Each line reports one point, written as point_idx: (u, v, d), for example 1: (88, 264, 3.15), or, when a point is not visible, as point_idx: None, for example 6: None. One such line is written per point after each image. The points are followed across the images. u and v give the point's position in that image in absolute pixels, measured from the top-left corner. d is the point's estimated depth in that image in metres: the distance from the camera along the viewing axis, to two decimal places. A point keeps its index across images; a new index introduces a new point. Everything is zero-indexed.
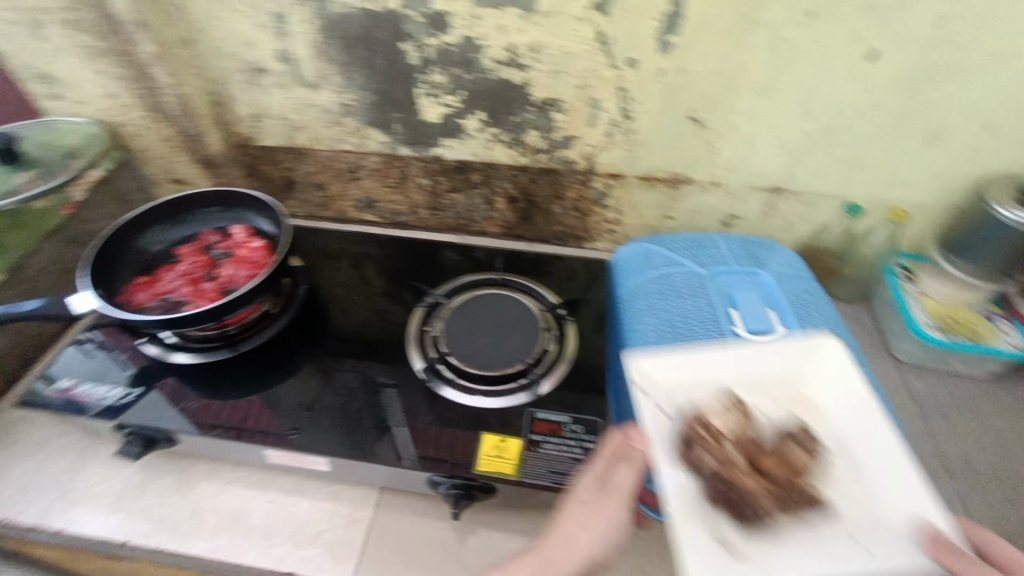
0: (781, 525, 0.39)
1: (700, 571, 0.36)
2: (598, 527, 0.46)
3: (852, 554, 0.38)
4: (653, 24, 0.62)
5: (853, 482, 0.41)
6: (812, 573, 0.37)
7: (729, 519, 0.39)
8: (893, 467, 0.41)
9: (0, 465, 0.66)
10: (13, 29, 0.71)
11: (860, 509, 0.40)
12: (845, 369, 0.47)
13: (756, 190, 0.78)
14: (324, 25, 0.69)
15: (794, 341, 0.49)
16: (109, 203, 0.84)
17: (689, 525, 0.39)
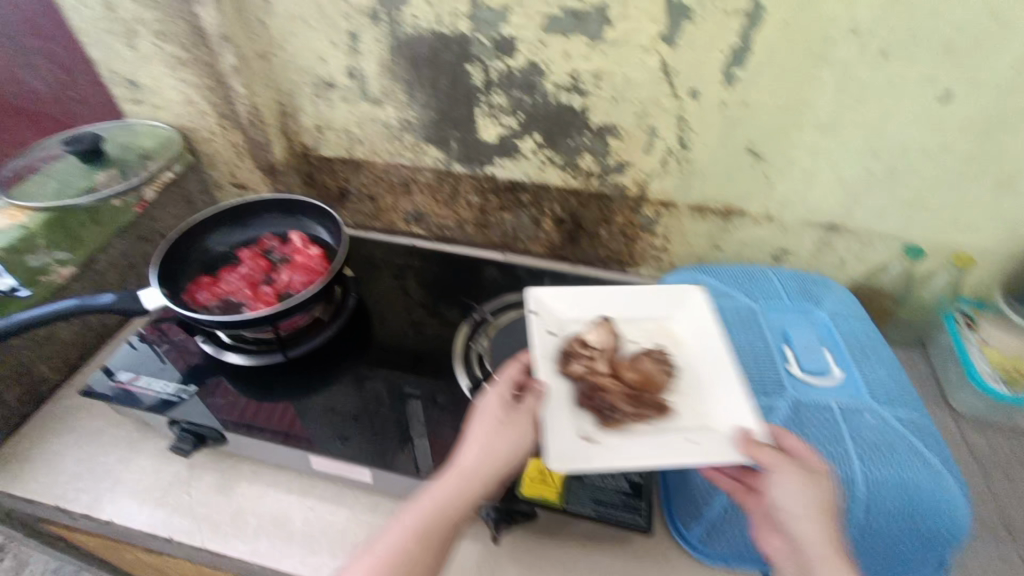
0: (629, 418, 0.53)
1: (562, 444, 0.48)
2: (481, 447, 0.48)
3: (681, 444, 0.49)
4: (720, 57, 0.63)
5: (690, 395, 0.55)
6: (647, 454, 0.49)
7: (591, 414, 0.52)
8: (721, 380, 0.55)
9: (59, 451, 0.69)
10: (109, 38, 0.76)
11: (692, 413, 0.53)
12: (704, 313, 0.62)
13: (811, 226, 0.76)
14: (394, 44, 0.72)
15: (666, 289, 0.65)
16: (175, 203, 0.88)
17: (559, 414, 0.51)
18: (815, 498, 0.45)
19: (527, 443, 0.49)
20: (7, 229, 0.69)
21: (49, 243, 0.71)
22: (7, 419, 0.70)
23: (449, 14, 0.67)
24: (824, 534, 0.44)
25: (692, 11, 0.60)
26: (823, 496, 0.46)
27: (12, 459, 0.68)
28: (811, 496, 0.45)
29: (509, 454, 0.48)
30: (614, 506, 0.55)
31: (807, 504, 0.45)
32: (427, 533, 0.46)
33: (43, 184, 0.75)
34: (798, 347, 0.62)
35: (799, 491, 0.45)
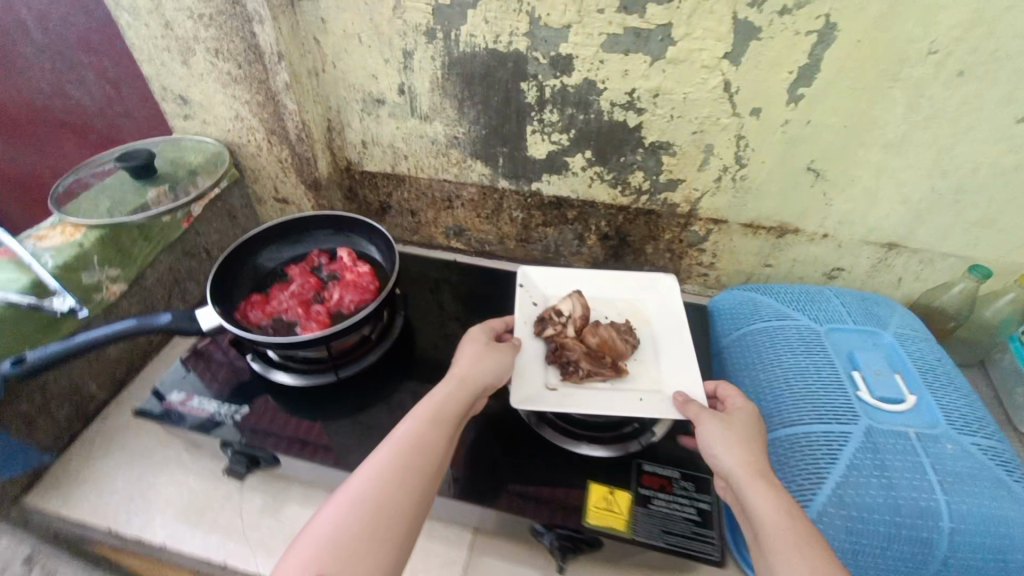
0: (589, 377, 0.63)
1: (527, 389, 0.61)
2: (472, 358, 0.58)
3: (625, 400, 0.61)
4: (786, 76, 0.62)
5: (644, 363, 0.67)
6: (595, 403, 0.61)
7: (557, 370, 0.64)
8: (676, 352, 0.67)
9: (108, 470, 0.68)
10: (163, 55, 0.77)
11: (643, 377, 0.65)
12: (671, 293, 0.74)
13: (868, 244, 0.75)
14: (447, 62, 0.72)
15: (642, 275, 0.76)
16: (220, 218, 0.88)
17: (531, 367, 0.64)
18: (748, 429, 0.52)
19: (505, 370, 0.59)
20: (63, 246, 0.68)
21: (102, 261, 0.70)
22: (59, 438, 0.69)
23: (507, 33, 0.67)
24: (752, 455, 0.49)
25: (761, 31, 0.59)
26: (754, 430, 0.52)
27: (62, 479, 0.67)
28: (743, 428, 0.52)
29: (492, 370, 0.57)
30: (684, 536, 0.53)
31: (739, 434, 0.51)
32: (440, 427, 0.50)
33: (96, 201, 0.75)
34: (868, 372, 0.60)
35: (728, 424, 0.52)
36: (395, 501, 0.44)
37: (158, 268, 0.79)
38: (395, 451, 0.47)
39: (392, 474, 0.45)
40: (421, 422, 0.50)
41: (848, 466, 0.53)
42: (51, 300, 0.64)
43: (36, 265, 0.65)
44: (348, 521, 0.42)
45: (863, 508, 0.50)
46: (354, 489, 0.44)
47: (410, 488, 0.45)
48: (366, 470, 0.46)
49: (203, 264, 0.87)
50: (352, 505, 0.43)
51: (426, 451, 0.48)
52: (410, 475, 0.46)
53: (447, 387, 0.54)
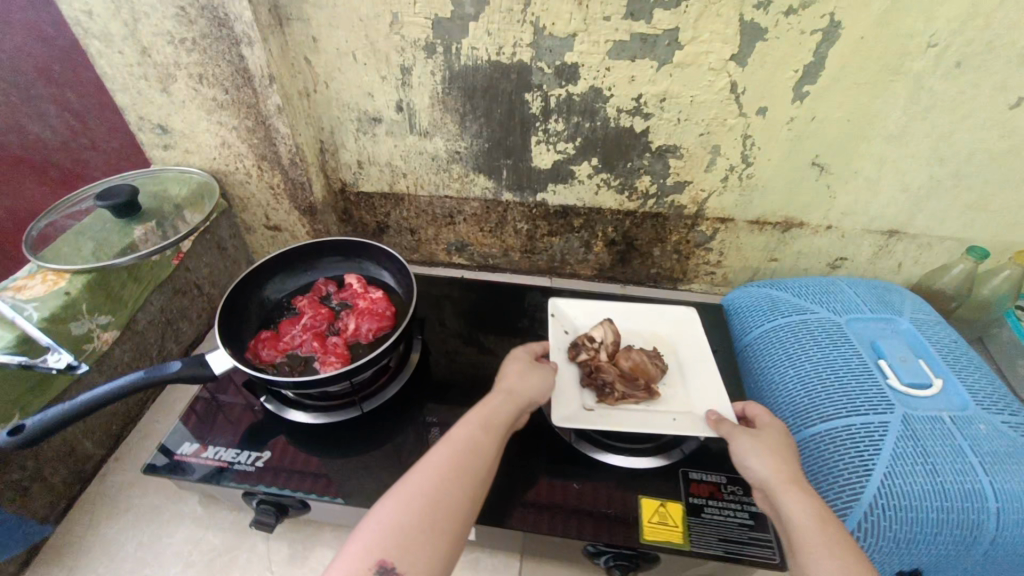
0: (623, 400, 0.62)
1: (564, 412, 0.60)
2: (518, 372, 0.58)
3: (661, 420, 0.60)
4: (791, 75, 0.63)
5: (676, 386, 0.65)
6: (632, 424, 0.59)
7: (592, 393, 0.63)
8: (706, 374, 0.65)
9: (116, 535, 0.63)
10: (139, 83, 0.72)
11: (676, 398, 0.63)
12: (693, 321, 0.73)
13: (870, 233, 0.77)
14: (448, 76, 0.70)
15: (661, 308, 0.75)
16: (209, 251, 0.83)
17: (567, 392, 0.63)
18: (783, 439, 0.52)
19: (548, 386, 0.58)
20: (47, 297, 0.62)
21: (91, 309, 0.64)
22: (55, 505, 0.63)
23: (510, 44, 0.66)
24: (786, 465, 0.48)
25: (767, 31, 0.60)
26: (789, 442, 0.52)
27: (64, 549, 0.61)
28: (778, 438, 0.52)
29: (533, 383, 0.57)
30: (742, 543, 0.52)
31: (775, 445, 0.51)
32: (494, 431, 0.50)
33: (77, 244, 0.70)
34: (894, 360, 0.61)
35: (763, 434, 0.52)
36: (452, 496, 0.43)
37: (149, 310, 0.74)
38: (452, 450, 0.47)
39: (449, 471, 0.45)
40: (476, 426, 0.50)
41: (893, 456, 0.53)
42: (44, 358, 0.58)
43: (20, 320, 0.59)
44: (408, 511, 0.41)
45: (912, 496, 0.51)
46: (413, 482, 0.44)
47: (465, 483, 0.45)
48: (422, 466, 0.45)
49: (195, 301, 0.82)
50: (412, 496, 0.42)
51: (480, 453, 0.48)
52: (466, 473, 0.45)
53: (497, 396, 0.54)
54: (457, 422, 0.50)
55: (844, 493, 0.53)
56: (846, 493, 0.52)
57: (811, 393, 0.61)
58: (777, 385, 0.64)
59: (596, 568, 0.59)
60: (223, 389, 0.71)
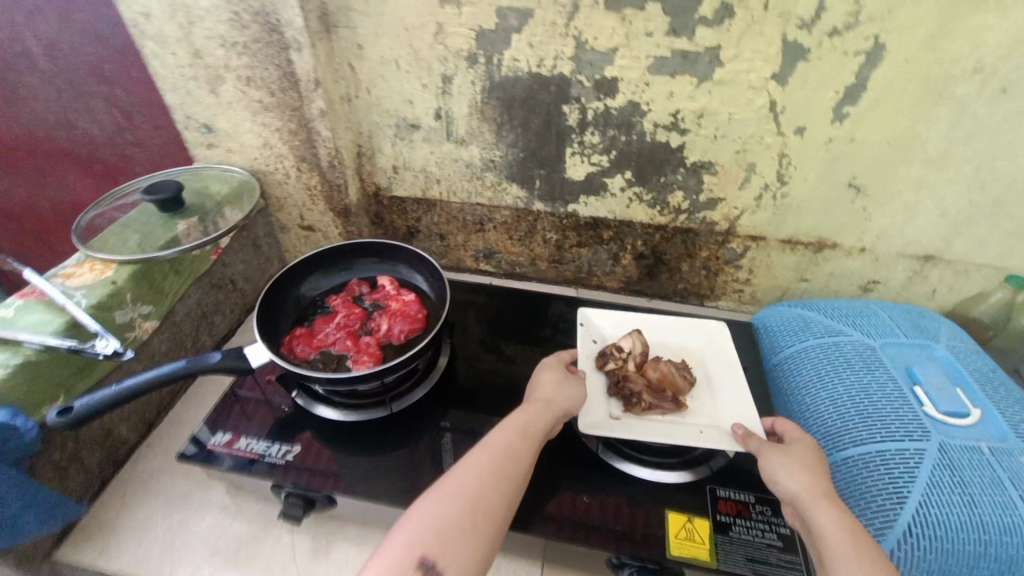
0: (651, 411, 0.62)
1: (590, 419, 0.60)
2: (554, 383, 0.60)
3: (688, 432, 0.60)
4: (832, 96, 0.63)
5: (704, 398, 0.65)
6: (659, 435, 0.59)
7: (619, 402, 0.63)
8: (735, 387, 0.65)
9: (144, 518, 0.64)
10: (190, 84, 0.74)
11: (704, 411, 0.63)
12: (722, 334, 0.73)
13: (906, 256, 0.76)
14: (488, 86, 0.71)
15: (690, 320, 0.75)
16: (245, 247, 0.85)
17: (595, 399, 0.63)
18: (815, 454, 0.52)
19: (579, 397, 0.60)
20: (95, 284, 0.65)
21: (135, 298, 0.66)
22: (89, 486, 0.65)
23: (551, 57, 0.67)
24: (817, 481, 0.48)
25: (809, 52, 0.60)
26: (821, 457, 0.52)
27: (95, 529, 0.63)
28: (808, 453, 0.51)
29: (567, 395, 0.59)
30: (771, 563, 0.51)
31: (806, 460, 0.51)
32: (528, 440, 0.52)
33: (123, 235, 0.72)
34: (930, 387, 0.60)
35: (793, 450, 0.52)
36: (488, 500, 0.46)
37: (187, 302, 0.75)
38: (488, 456, 0.50)
39: (486, 475, 0.48)
40: (511, 433, 0.52)
41: (929, 484, 0.52)
42: (93, 343, 0.61)
43: (71, 305, 0.62)
44: (448, 511, 0.44)
45: (949, 527, 0.50)
46: (453, 484, 0.46)
47: (501, 484, 0.48)
48: (462, 470, 0.48)
49: (229, 297, 0.84)
50: (451, 494, 0.45)
51: (514, 460, 0.50)
52: (502, 478, 0.48)
53: (530, 406, 0.56)
54: (495, 428, 0.53)
55: (877, 520, 0.52)
56: (879, 520, 0.51)
57: (844, 416, 0.60)
58: (808, 406, 0.63)
59: None
60: (242, 382, 0.72)
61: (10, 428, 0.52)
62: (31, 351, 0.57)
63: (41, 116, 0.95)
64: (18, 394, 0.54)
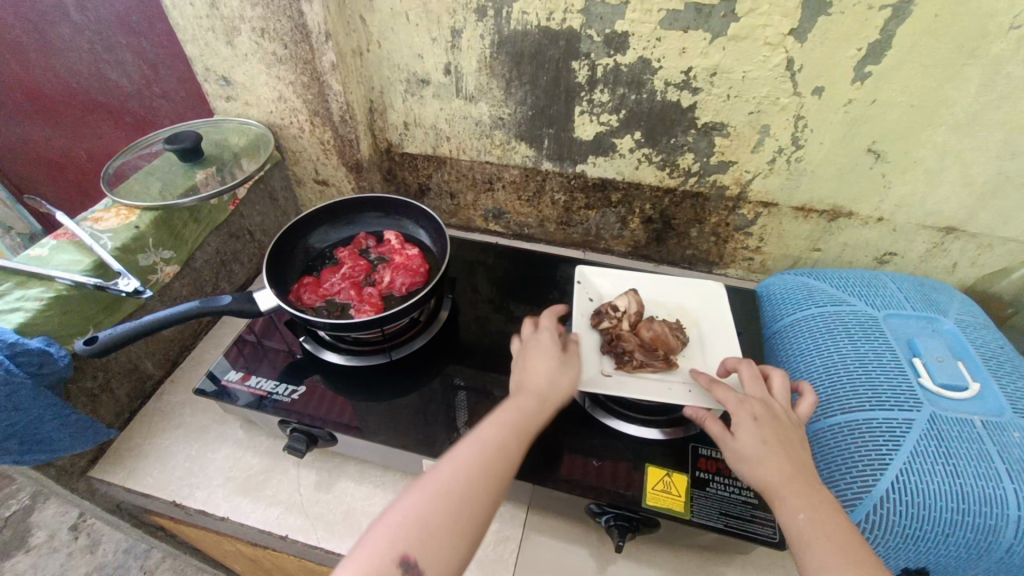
0: (641, 370, 0.63)
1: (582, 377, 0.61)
2: (539, 369, 0.57)
3: (676, 391, 0.61)
4: (854, 54, 0.60)
5: (695, 358, 0.66)
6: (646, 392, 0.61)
7: (611, 361, 0.64)
8: (725, 349, 0.66)
9: (167, 446, 0.70)
10: (207, 35, 0.76)
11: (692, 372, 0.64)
12: (720, 298, 0.72)
13: (925, 228, 0.73)
14: (497, 41, 0.71)
15: (692, 284, 0.75)
16: (262, 200, 0.88)
17: (587, 358, 0.64)
18: (767, 431, 0.49)
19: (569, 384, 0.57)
20: (120, 229, 0.69)
21: (156, 243, 0.71)
22: (120, 415, 0.71)
23: (561, 10, 0.65)
24: (787, 462, 0.47)
25: (832, 5, 0.57)
26: (788, 433, 0.49)
27: (125, 453, 0.69)
28: (760, 431, 0.49)
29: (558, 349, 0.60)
30: (743, 519, 0.53)
31: (768, 437, 0.48)
32: (522, 438, 0.51)
33: (146, 183, 0.76)
34: (929, 359, 0.59)
35: (739, 430, 0.50)
36: (475, 498, 0.45)
37: (206, 250, 0.80)
38: (478, 452, 0.48)
39: (473, 473, 0.46)
40: (503, 428, 0.50)
41: (912, 453, 0.52)
42: (116, 282, 0.64)
43: (98, 248, 0.66)
44: (431, 510, 0.43)
45: (927, 494, 0.50)
46: (441, 479, 0.45)
47: (489, 483, 0.46)
48: (448, 466, 0.47)
49: (248, 248, 0.89)
50: (438, 491, 0.44)
51: (504, 456, 0.48)
52: (492, 476, 0.47)
53: (523, 401, 0.54)
54: (486, 419, 0.51)
55: (855, 484, 0.52)
56: (857, 484, 0.52)
57: (834, 384, 0.60)
58: (799, 373, 0.64)
59: (597, 528, 0.61)
60: (255, 326, 0.76)
61: (45, 354, 0.57)
62: (63, 287, 0.61)
63: (75, 68, 0.99)
64: (51, 324, 0.59)
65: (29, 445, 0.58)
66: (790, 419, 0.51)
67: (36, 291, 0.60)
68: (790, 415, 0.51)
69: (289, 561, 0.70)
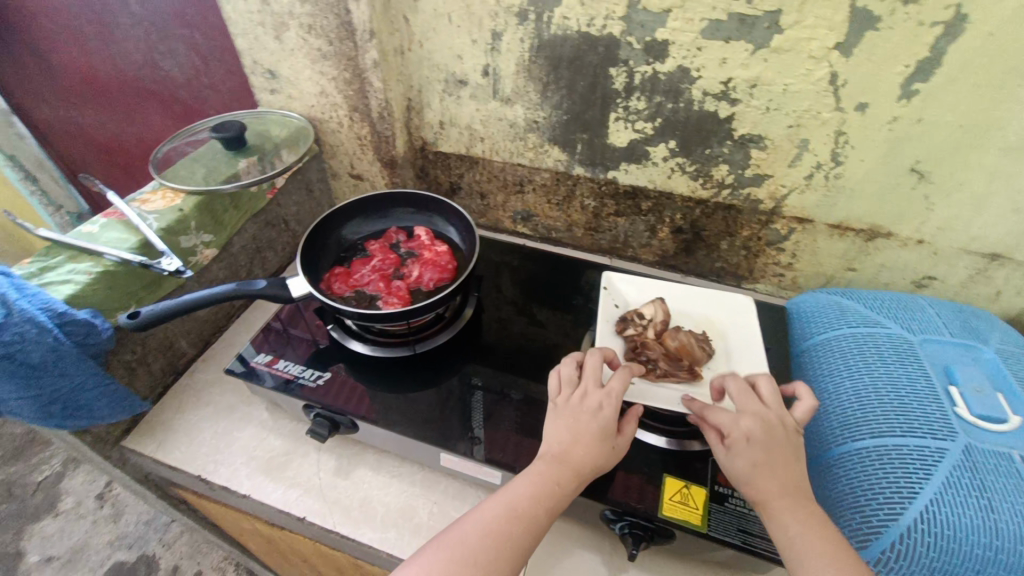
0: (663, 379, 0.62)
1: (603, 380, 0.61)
2: (571, 432, 0.52)
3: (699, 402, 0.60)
4: (901, 71, 0.58)
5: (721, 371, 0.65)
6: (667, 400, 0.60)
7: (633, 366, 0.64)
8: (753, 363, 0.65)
9: (197, 422, 0.72)
10: (258, 30, 0.79)
11: None
12: (748, 311, 0.71)
13: (968, 253, 0.71)
14: (536, 44, 0.71)
15: (721, 300, 0.73)
16: (299, 190, 0.90)
17: None
18: (761, 453, 0.48)
19: (603, 449, 0.51)
20: (165, 211, 0.72)
21: (198, 226, 0.74)
22: (154, 389, 0.74)
23: (601, 16, 0.66)
24: (778, 478, 0.48)
25: (881, 20, 0.56)
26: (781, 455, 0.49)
27: (157, 426, 0.72)
28: (752, 452, 0.49)
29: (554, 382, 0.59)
30: (760, 536, 0.53)
31: (758, 459, 0.48)
32: (551, 513, 0.49)
33: (192, 169, 0.79)
34: (966, 388, 0.57)
35: (732, 448, 0.50)
36: (489, 569, 0.45)
37: (243, 236, 0.82)
38: (505, 519, 0.48)
39: (498, 544, 0.46)
40: (539, 502, 0.49)
41: (944, 483, 0.50)
42: (160, 261, 0.68)
43: (144, 227, 0.69)
44: (446, 567, 0.45)
45: (957, 527, 0.48)
46: (464, 541, 0.47)
47: (510, 557, 0.46)
48: (473, 525, 0.48)
49: (283, 236, 0.92)
50: (458, 549, 0.46)
51: (530, 528, 0.48)
52: (514, 548, 0.47)
53: (565, 476, 0.50)
54: (519, 479, 0.51)
55: (881, 511, 0.51)
56: (883, 511, 0.51)
57: (864, 407, 0.59)
58: (828, 394, 0.62)
59: (609, 536, 0.61)
60: (286, 313, 0.78)
61: (91, 326, 0.60)
62: (110, 263, 0.64)
63: (131, 56, 1.04)
64: (98, 298, 0.62)
65: (70, 409, 0.61)
66: (787, 430, 0.50)
67: (85, 266, 0.63)
68: (785, 425, 0.50)
69: (304, 543, 0.71)
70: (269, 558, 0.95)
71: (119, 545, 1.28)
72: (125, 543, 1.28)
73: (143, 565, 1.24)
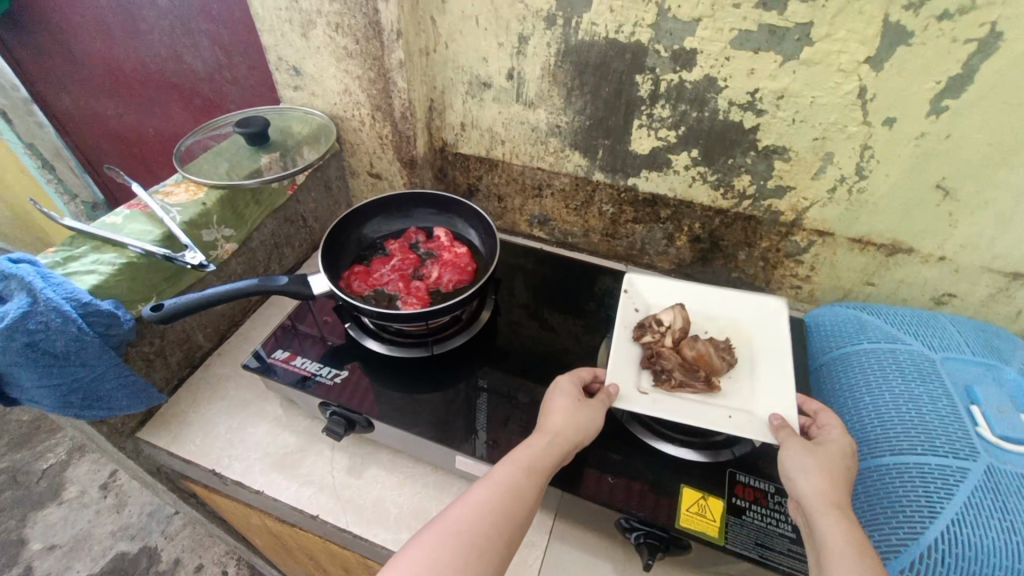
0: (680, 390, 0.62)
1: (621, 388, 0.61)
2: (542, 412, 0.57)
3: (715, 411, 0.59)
4: (931, 86, 0.58)
5: (741, 381, 0.64)
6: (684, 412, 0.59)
7: (650, 376, 0.63)
8: (779, 362, 0.64)
9: (213, 416, 0.73)
10: (285, 26, 0.79)
11: (737, 394, 0.62)
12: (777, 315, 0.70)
13: (991, 272, 0.70)
14: (563, 49, 0.72)
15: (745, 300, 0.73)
16: (318, 188, 0.91)
17: (627, 370, 0.63)
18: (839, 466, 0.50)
19: (576, 416, 0.55)
20: (188, 204, 0.73)
21: (220, 221, 0.74)
22: (169, 382, 0.74)
23: (631, 23, 0.66)
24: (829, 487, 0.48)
25: (913, 35, 0.55)
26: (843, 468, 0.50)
27: (172, 419, 0.72)
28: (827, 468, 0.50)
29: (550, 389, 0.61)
30: (775, 550, 0.53)
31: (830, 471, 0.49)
32: (535, 481, 0.50)
33: (215, 163, 0.80)
34: (988, 408, 0.57)
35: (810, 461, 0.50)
36: (480, 538, 0.45)
37: (262, 232, 0.83)
38: (490, 491, 0.48)
39: (485, 516, 0.46)
40: (521, 471, 0.50)
41: (965, 503, 0.50)
42: (183, 254, 0.67)
43: (168, 220, 0.69)
44: (438, 545, 0.44)
45: (978, 548, 0.48)
46: (451, 519, 0.46)
47: (500, 526, 0.46)
48: (461, 503, 0.47)
49: (301, 233, 0.92)
50: (446, 525, 0.45)
51: (519, 499, 0.48)
52: (503, 518, 0.47)
53: (540, 441, 0.53)
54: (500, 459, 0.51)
55: (901, 530, 0.51)
56: (904, 529, 0.51)
57: (884, 424, 0.58)
58: (848, 410, 0.62)
59: (623, 546, 0.61)
60: (303, 311, 0.78)
61: (113, 317, 0.60)
62: (135, 254, 0.64)
63: (155, 49, 1.05)
64: (121, 290, 0.62)
65: (90, 401, 0.61)
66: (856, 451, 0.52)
67: (109, 258, 0.63)
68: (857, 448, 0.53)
69: (314, 541, 0.71)
70: (274, 554, 0.95)
71: (121, 536, 1.28)
72: (127, 534, 1.28)
73: (145, 557, 1.25)
